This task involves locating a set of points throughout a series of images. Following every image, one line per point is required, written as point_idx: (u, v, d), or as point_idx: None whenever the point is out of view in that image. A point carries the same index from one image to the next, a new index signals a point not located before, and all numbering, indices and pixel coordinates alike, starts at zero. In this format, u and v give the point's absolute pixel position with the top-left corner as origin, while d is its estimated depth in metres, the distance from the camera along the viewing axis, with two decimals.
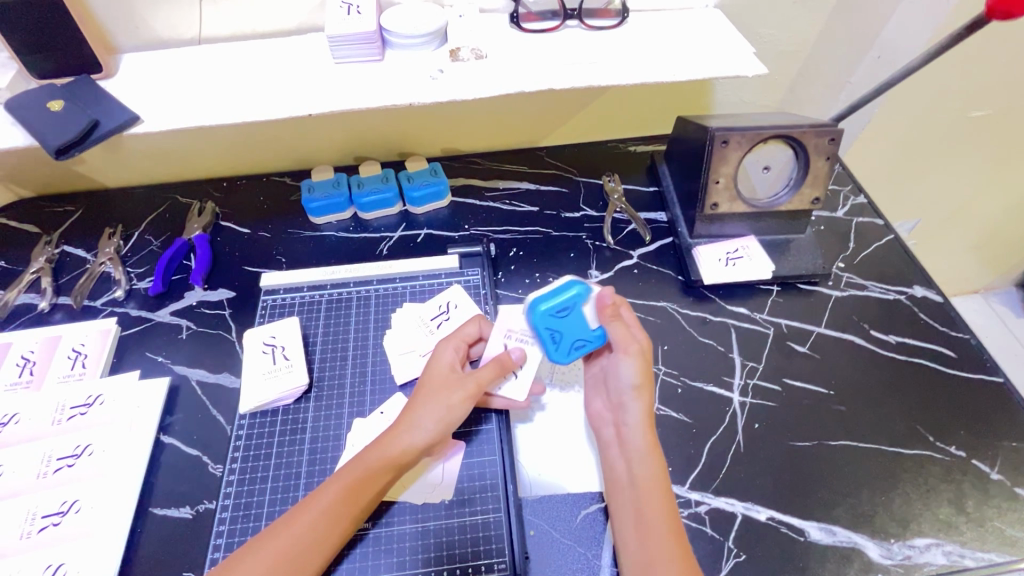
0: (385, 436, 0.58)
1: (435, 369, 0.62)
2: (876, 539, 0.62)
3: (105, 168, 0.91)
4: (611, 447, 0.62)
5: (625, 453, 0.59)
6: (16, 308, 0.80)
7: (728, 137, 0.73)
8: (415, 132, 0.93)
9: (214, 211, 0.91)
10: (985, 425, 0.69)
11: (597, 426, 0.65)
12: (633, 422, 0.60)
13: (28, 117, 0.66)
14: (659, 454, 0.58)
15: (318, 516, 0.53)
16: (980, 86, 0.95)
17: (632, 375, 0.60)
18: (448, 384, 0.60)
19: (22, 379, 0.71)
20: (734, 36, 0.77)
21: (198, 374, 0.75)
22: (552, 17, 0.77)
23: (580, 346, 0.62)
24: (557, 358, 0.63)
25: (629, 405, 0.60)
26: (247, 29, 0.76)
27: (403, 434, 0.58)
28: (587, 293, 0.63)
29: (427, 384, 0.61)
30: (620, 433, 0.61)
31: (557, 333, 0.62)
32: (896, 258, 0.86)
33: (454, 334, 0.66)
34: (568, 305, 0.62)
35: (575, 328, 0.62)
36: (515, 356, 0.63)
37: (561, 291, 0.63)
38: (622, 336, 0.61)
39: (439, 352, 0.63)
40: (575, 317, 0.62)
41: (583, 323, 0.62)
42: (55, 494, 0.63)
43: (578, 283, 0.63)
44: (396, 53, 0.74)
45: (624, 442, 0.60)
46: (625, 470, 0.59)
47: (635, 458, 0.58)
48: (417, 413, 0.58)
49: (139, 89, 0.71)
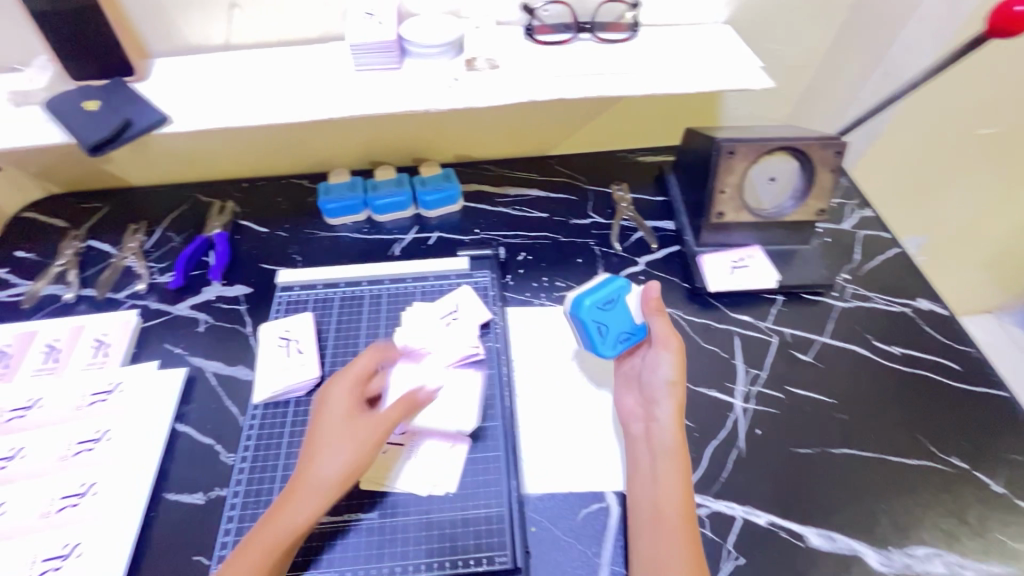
0: (296, 484, 0.55)
1: (332, 407, 0.59)
2: (876, 547, 0.62)
3: (133, 167, 0.95)
4: (638, 441, 0.63)
5: (652, 449, 0.61)
6: (43, 298, 0.84)
7: (734, 148, 0.75)
8: (429, 139, 0.96)
9: (234, 211, 0.94)
10: (988, 438, 0.70)
11: (625, 421, 0.67)
12: (665, 419, 0.62)
13: (65, 116, 0.69)
14: (683, 456, 0.59)
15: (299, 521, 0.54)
16: (987, 104, 0.97)
17: (670, 370, 0.63)
18: (351, 420, 0.58)
19: (46, 366, 0.74)
20: (742, 51, 0.79)
21: (214, 366, 0.77)
22: (564, 30, 0.80)
23: (625, 338, 0.67)
24: (605, 351, 0.67)
25: (663, 402, 0.62)
26: (272, 37, 0.80)
27: (326, 457, 0.56)
28: (629, 288, 0.69)
29: (326, 427, 0.58)
30: (650, 428, 0.62)
31: (603, 326, 0.66)
32: (901, 271, 0.86)
33: (348, 370, 0.63)
34: (612, 298, 0.67)
35: (620, 319, 0.67)
36: (423, 394, 0.63)
37: (604, 286, 0.68)
38: (664, 332, 0.65)
39: (336, 391, 0.61)
40: (620, 309, 0.67)
41: (628, 315, 0.67)
42: (74, 476, 0.65)
43: (619, 279, 0.69)
44: (414, 62, 0.77)
45: (653, 438, 0.61)
46: (650, 466, 0.60)
47: (662, 455, 0.59)
48: (318, 463, 0.55)
49: (169, 91, 0.75)
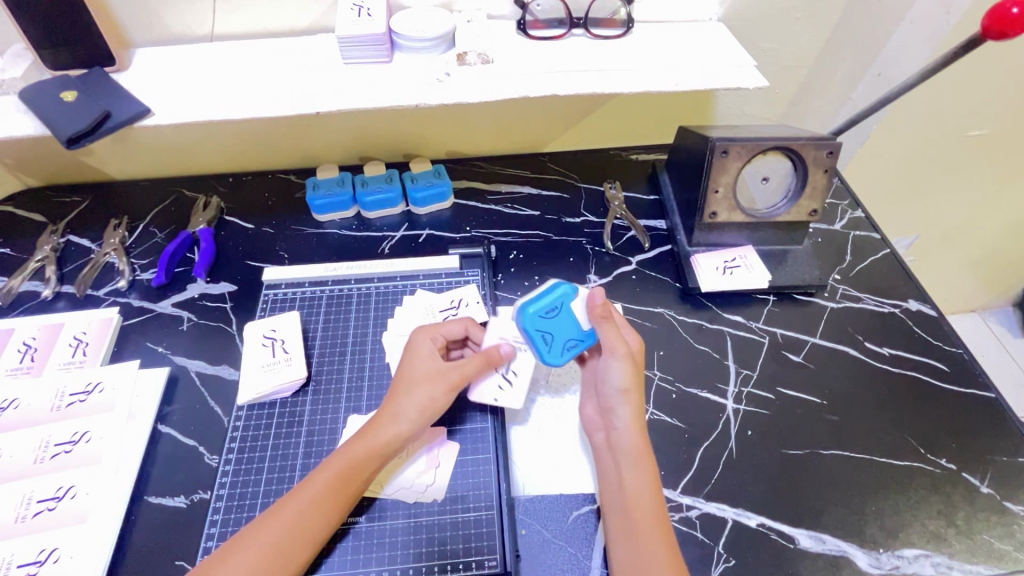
0: (368, 429, 0.59)
1: (415, 361, 0.62)
2: (865, 548, 0.62)
3: (113, 159, 0.92)
4: (602, 448, 0.62)
5: (617, 455, 0.60)
6: (20, 295, 0.81)
7: (728, 148, 0.74)
8: (419, 134, 0.94)
9: (219, 206, 0.92)
10: (976, 439, 0.70)
11: (587, 428, 0.66)
12: (624, 423, 0.61)
13: (41, 107, 0.67)
14: (648, 459, 0.59)
15: (305, 510, 0.54)
16: (977, 106, 0.97)
17: (623, 377, 0.61)
18: (430, 376, 0.61)
19: (22, 365, 0.72)
20: (736, 49, 0.78)
21: (198, 365, 0.75)
22: (558, 25, 0.78)
23: (572, 346, 0.65)
24: (551, 360, 0.65)
25: (620, 408, 0.61)
26: (258, 27, 0.78)
27: (385, 427, 0.58)
28: (573, 294, 0.66)
29: (407, 374, 0.62)
30: (612, 433, 0.62)
31: (548, 334, 0.65)
32: (891, 272, 0.86)
33: (433, 326, 0.67)
34: (556, 306, 0.65)
35: (565, 327, 0.65)
36: (503, 350, 0.65)
37: (547, 293, 0.66)
38: (611, 340, 0.63)
39: (417, 343, 0.64)
40: (563, 316, 0.65)
41: (572, 322, 0.65)
42: (52, 479, 0.63)
43: (563, 285, 0.67)
44: (405, 56, 0.75)
45: (616, 443, 0.60)
46: (617, 473, 0.59)
47: (628, 460, 0.59)
48: (398, 402, 0.60)
49: (151, 82, 0.72)
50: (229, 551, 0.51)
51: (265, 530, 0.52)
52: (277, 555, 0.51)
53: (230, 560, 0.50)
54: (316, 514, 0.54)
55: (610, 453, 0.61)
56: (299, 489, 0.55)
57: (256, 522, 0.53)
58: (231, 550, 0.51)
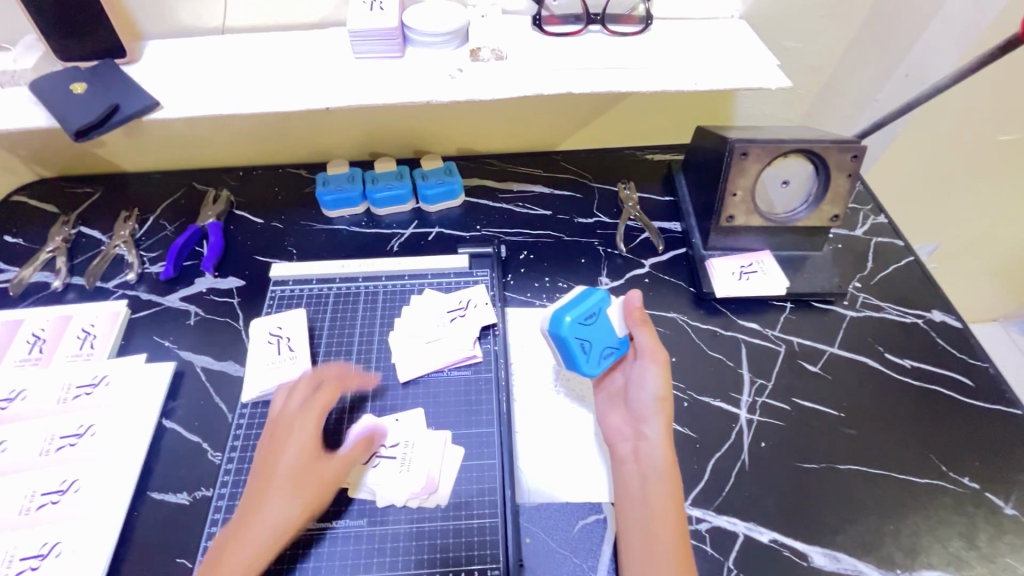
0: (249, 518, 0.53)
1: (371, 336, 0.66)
2: (881, 568, 0.60)
3: (125, 151, 0.92)
4: (625, 460, 0.60)
5: (641, 470, 0.58)
6: (30, 286, 0.81)
7: (747, 149, 0.72)
8: (431, 130, 0.93)
9: (228, 200, 0.91)
10: (1001, 458, 0.67)
11: (610, 441, 0.64)
12: (654, 436, 0.59)
13: (50, 98, 0.67)
14: (675, 474, 0.57)
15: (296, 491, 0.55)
16: (1009, 109, 0.93)
17: (657, 386, 0.61)
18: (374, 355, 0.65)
19: (31, 357, 0.72)
20: (758, 47, 0.76)
21: (203, 360, 0.75)
22: (574, 21, 0.77)
23: (609, 354, 0.64)
24: (588, 370, 0.63)
25: (652, 419, 0.60)
26: (270, 20, 0.77)
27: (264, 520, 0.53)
28: (608, 300, 0.65)
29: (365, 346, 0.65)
30: (638, 447, 0.60)
31: (586, 342, 0.63)
32: (914, 280, 0.84)
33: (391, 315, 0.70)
34: (592, 313, 0.64)
35: (603, 335, 0.64)
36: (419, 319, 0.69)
37: (583, 300, 0.64)
38: (650, 345, 0.63)
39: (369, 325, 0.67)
40: (601, 325, 0.64)
41: (608, 329, 0.65)
42: (56, 472, 0.63)
43: (599, 291, 0.65)
44: (417, 51, 0.74)
45: (642, 458, 0.59)
46: (636, 489, 0.58)
47: (653, 476, 0.57)
48: (275, 502, 0.54)
49: (161, 75, 0.72)
50: (231, 543, 0.52)
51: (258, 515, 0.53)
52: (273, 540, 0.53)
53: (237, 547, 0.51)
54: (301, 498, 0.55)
55: (633, 467, 0.59)
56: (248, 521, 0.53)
57: (246, 503, 0.54)
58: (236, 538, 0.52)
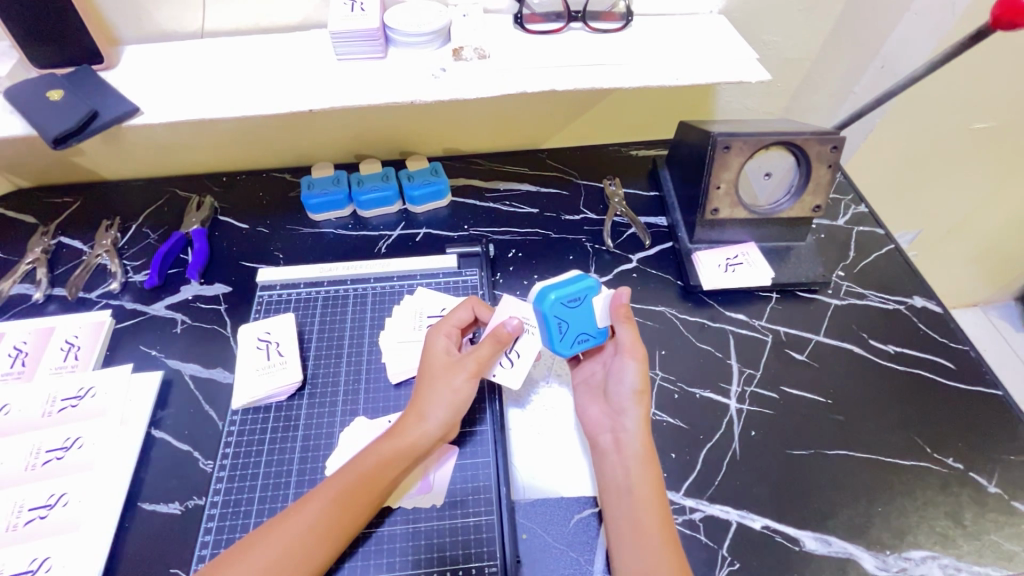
0: (272, 529, 0.52)
1: (436, 357, 0.63)
2: (872, 551, 0.61)
3: (104, 158, 0.91)
4: (604, 452, 0.61)
5: (620, 460, 0.59)
6: (10, 298, 0.80)
7: (730, 143, 0.73)
8: (416, 131, 0.93)
9: (213, 206, 0.90)
10: (983, 438, 0.69)
11: (588, 432, 0.64)
12: (632, 427, 0.60)
13: (26, 107, 0.66)
14: (654, 463, 0.59)
15: (324, 505, 0.53)
16: (981, 98, 0.96)
17: (635, 379, 0.61)
18: (452, 370, 0.61)
19: (13, 370, 0.71)
20: (737, 42, 0.77)
21: (192, 368, 0.74)
22: (556, 19, 0.77)
23: (583, 340, 0.64)
24: (560, 350, 0.63)
25: (630, 411, 0.61)
26: (250, 24, 0.76)
27: (285, 527, 0.51)
28: (598, 289, 0.63)
29: (426, 373, 0.62)
30: (616, 439, 0.61)
31: (564, 323, 0.62)
32: (895, 268, 0.85)
33: (446, 320, 0.66)
34: (579, 297, 0.62)
35: (583, 321, 0.63)
36: (510, 326, 0.61)
37: (571, 282, 0.63)
38: (630, 341, 0.62)
39: (435, 340, 0.64)
40: (584, 310, 0.63)
41: (591, 317, 0.63)
42: (43, 486, 0.62)
43: (589, 277, 0.63)
44: (399, 51, 0.74)
45: (621, 448, 0.59)
46: (621, 481, 0.58)
47: (632, 463, 0.58)
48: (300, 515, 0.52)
49: (141, 80, 0.71)
50: (249, 547, 0.50)
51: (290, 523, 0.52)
52: (301, 552, 0.51)
53: (251, 552, 0.50)
54: (330, 523, 0.53)
55: (614, 459, 0.60)
56: (270, 531, 0.51)
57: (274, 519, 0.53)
58: (260, 537, 0.51)
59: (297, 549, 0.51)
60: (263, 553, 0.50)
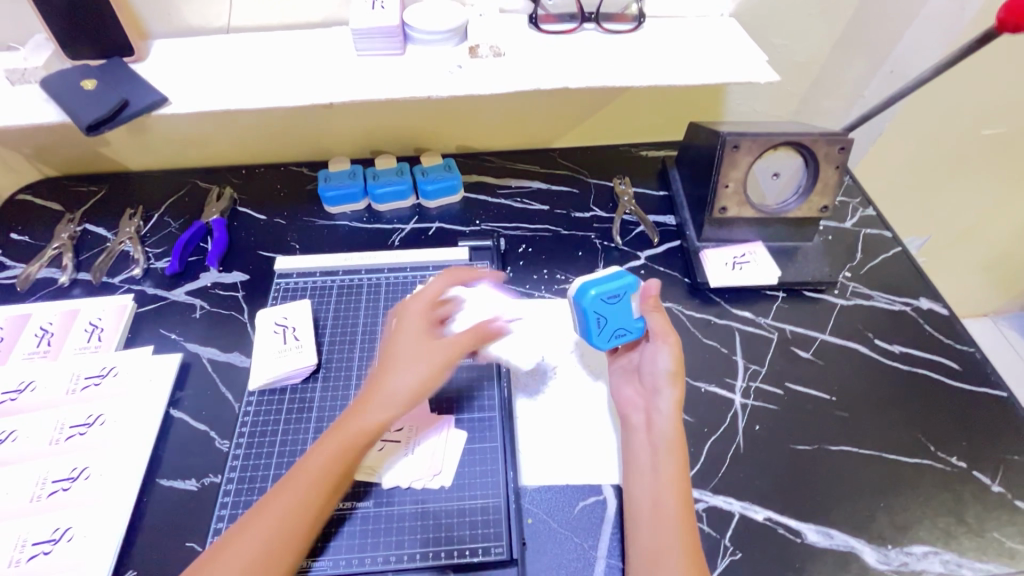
0: (266, 505, 0.53)
1: (407, 332, 0.61)
2: (873, 544, 0.62)
3: (129, 149, 0.94)
4: (636, 430, 0.62)
5: (650, 440, 0.60)
6: (37, 281, 0.83)
7: (739, 142, 0.74)
8: (431, 128, 0.95)
9: (232, 197, 0.93)
10: (987, 437, 0.69)
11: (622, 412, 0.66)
12: (665, 409, 0.61)
13: (62, 95, 0.69)
14: (682, 446, 0.59)
15: (308, 483, 0.53)
16: (991, 104, 0.96)
17: (670, 363, 0.62)
18: (421, 349, 0.59)
19: (39, 350, 0.73)
20: (747, 44, 0.78)
21: (210, 352, 0.76)
22: (569, 19, 0.79)
23: (621, 335, 0.66)
24: (598, 343, 0.66)
25: (664, 392, 0.62)
26: (273, 21, 0.79)
27: (278, 504, 0.52)
28: (636, 285, 0.66)
29: (393, 348, 0.60)
30: (648, 419, 0.62)
31: (603, 319, 0.65)
32: (902, 270, 0.86)
33: (421, 295, 0.64)
34: (617, 294, 0.65)
35: (621, 317, 0.66)
36: (494, 325, 0.62)
37: (612, 280, 0.66)
38: (661, 326, 0.64)
39: (408, 314, 0.62)
40: (622, 306, 0.65)
41: (628, 313, 0.66)
42: (66, 460, 0.64)
43: (627, 275, 0.66)
44: (417, 48, 0.76)
45: (653, 427, 0.61)
46: (647, 460, 0.59)
47: (662, 445, 0.59)
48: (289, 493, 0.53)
49: (169, 72, 0.74)
50: (251, 519, 0.52)
51: (281, 499, 0.53)
52: (290, 528, 0.52)
53: (246, 530, 0.51)
54: (316, 499, 0.53)
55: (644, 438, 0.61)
56: (263, 508, 0.52)
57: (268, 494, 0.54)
58: (257, 513, 0.52)
59: (288, 525, 0.52)
60: (255, 531, 0.51)
